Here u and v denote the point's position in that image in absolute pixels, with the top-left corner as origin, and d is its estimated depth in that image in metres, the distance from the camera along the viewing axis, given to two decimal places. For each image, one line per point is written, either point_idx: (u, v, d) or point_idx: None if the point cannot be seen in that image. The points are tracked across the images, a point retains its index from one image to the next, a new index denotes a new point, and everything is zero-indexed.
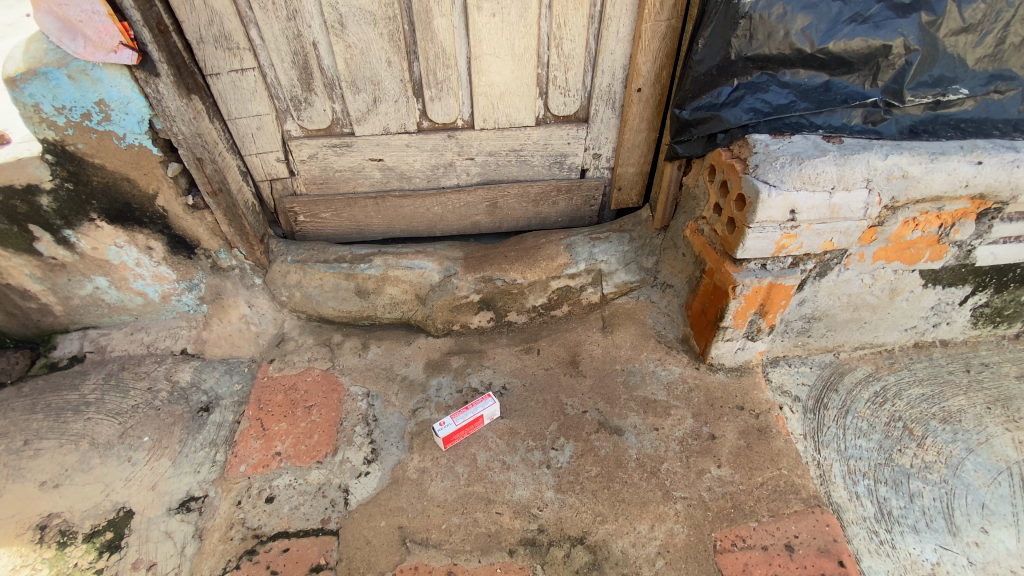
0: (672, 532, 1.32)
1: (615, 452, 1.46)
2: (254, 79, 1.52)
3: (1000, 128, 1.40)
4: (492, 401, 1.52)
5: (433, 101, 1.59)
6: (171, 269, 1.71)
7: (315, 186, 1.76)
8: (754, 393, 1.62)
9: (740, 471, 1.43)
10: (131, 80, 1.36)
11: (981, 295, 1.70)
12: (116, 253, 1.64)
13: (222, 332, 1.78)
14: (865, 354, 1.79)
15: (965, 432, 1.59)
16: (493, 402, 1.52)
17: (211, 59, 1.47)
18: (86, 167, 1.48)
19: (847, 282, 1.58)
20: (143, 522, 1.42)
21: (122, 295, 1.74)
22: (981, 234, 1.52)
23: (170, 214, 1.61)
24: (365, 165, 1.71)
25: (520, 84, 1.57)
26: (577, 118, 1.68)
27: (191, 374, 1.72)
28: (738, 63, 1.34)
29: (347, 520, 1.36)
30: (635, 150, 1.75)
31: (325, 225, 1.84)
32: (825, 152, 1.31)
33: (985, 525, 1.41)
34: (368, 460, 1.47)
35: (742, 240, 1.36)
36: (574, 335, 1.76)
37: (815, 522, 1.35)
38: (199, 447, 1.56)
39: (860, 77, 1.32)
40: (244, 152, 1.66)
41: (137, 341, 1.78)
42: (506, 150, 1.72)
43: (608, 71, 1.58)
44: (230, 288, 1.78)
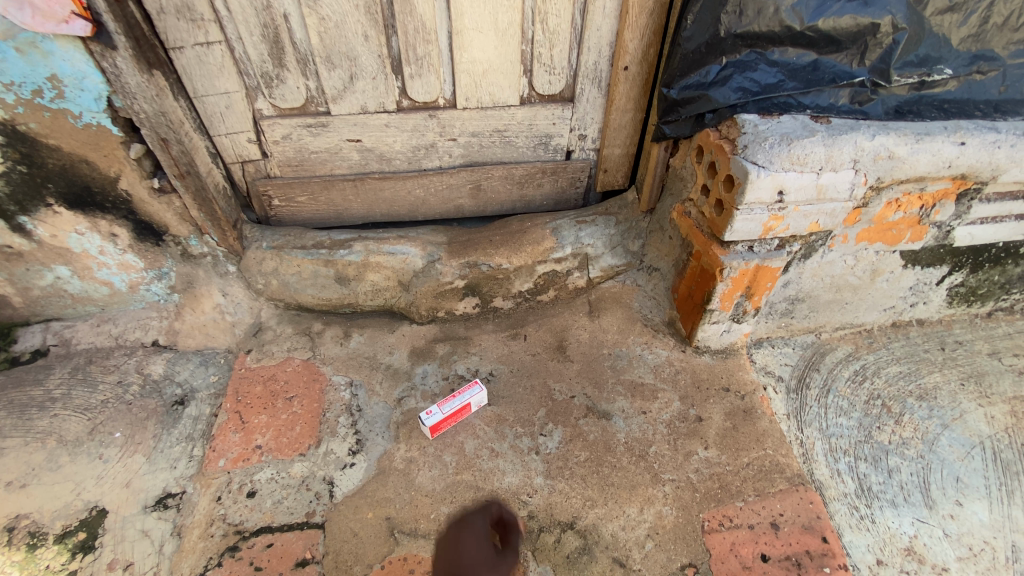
0: (661, 515, 1.33)
1: (603, 437, 1.45)
2: (220, 54, 1.43)
3: (981, 108, 1.40)
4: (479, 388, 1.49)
5: (413, 78, 1.52)
6: (138, 257, 1.62)
7: (290, 169, 1.68)
8: (739, 374, 1.63)
9: (726, 452, 1.45)
10: (86, 54, 1.25)
11: (957, 275, 1.74)
12: (78, 241, 1.55)
13: (196, 322, 1.71)
14: (845, 334, 1.82)
15: (941, 408, 1.63)
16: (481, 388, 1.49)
17: (173, 31, 1.37)
18: (39, 148, 1.38)
19: (830, 263, 1.59)
20: (118, 521, 1.36)
21: (87, 285, 1.65)
22: (959, 215, 1.54)
23: (134, 198, 1.52)
24: (343, 146, 1.64)
25: (503, 60, 1.52)
26: (562, 97, 1.63)
27: (164, 367, 1.65)
28: (727, 41, 1.31)
29: (332, 512, 1.33)
30: (622, 131, 1.71)
31: (301, 209, 1.77)
32: (814, 133, 1.29)
33: (959, 498, 1.45)
34: (353, 452, 1.44)
35: (730, 222, 1.35)
36: (561, 320, 1.74)
37: (799, 501, 1.37)
38: (175, 442, 1.50)
39: (847, 56, 1.31)
40: (214, 133, 1.58)
41: (104, 333, 1.69)
42: (489, 130, 1.67)
43: (594, 48, 1.53)
44: (202, 276, 1.70)
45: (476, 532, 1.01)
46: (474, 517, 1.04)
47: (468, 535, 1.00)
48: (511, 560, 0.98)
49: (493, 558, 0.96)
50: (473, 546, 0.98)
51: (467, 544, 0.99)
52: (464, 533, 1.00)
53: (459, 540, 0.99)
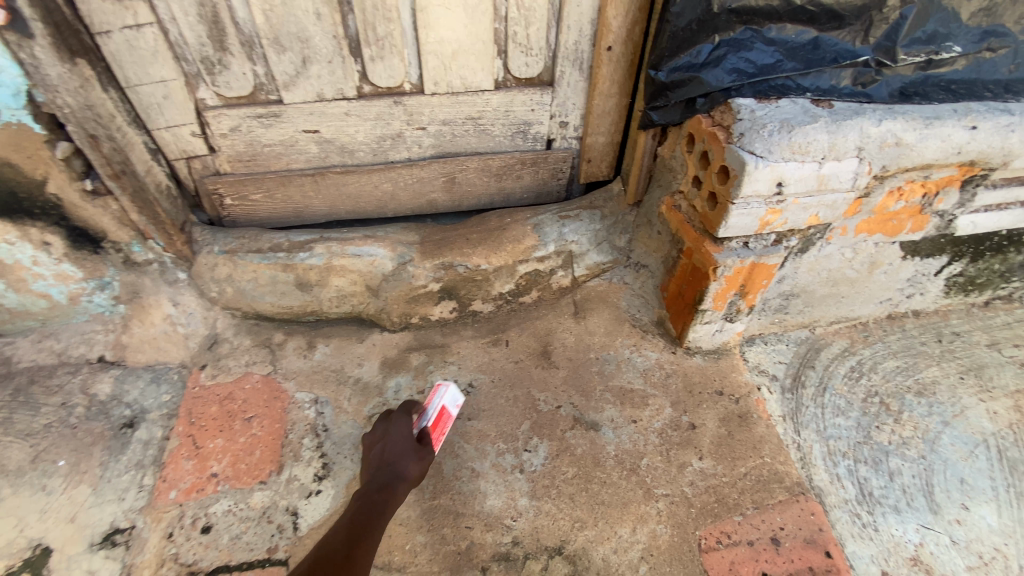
0: (655, 534, 1.24)
1: (592, 450, 1.35)
2: (153, 37, 1.26)
3: (991, 89, 1.30)
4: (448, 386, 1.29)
5: (374, 61, 1.37)
6: (77, 266, 1.45)
7: (241, 164, 1.52)
8: (733, 376, 1.54)
9: (722, 462, 1.36)
10: (4, 46, 1.09)
11: (956, 264, 1.66)
12: (7, 251, 1.37)
13: (144, 335, 1.55)
14: (840, 328, 1.74)
15: (941, 405, 1.57)
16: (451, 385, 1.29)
17: (97, 13, 1.21)
18: None
19: (828, 257, 1.50)
20: (63, 561, 1.23)
21: (22, 299, 1.47)
22: (963, 203, 1.46)
23: (64, 203, 1.35)
24: (299, 138, 1.49)
25: (474, 41, 1.37)
26: (540, 81, 1.50)
27: (111, 386, 1.49)
28: (721, 17, 1.18)
29: (297, 547, 1.22)
30: (605, 117, 1.58)
31: (256, 208, 1.62)
32: (816, 118, 1.18)
33: (965, 502, 1.39)
34: (318, 477, 1.32)
35: (725, 217, 1.24)
36: (544, 323, 1.62)
37: (800, 512, 1.29)
38: (123, 470, 1.36)
39: (850, 33, 1.20)
40: (152, 126, 1.41)
41: (47, 350, 1.52)
42: (462, 117, 1.52)
43: (574, 26, 1.39)
44: (150, 285, 1.54)
45: (397, 425, 1.23)
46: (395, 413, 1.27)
47: (393, 430, 1.22)
48: (429, 445, 1.21)
49: (415, 445, 1.19)
50: (399, 436, 1.20)
51: (395, 432, 1.21)
52: (394, 425, 1.24)
53: (390, 437, 1.21)
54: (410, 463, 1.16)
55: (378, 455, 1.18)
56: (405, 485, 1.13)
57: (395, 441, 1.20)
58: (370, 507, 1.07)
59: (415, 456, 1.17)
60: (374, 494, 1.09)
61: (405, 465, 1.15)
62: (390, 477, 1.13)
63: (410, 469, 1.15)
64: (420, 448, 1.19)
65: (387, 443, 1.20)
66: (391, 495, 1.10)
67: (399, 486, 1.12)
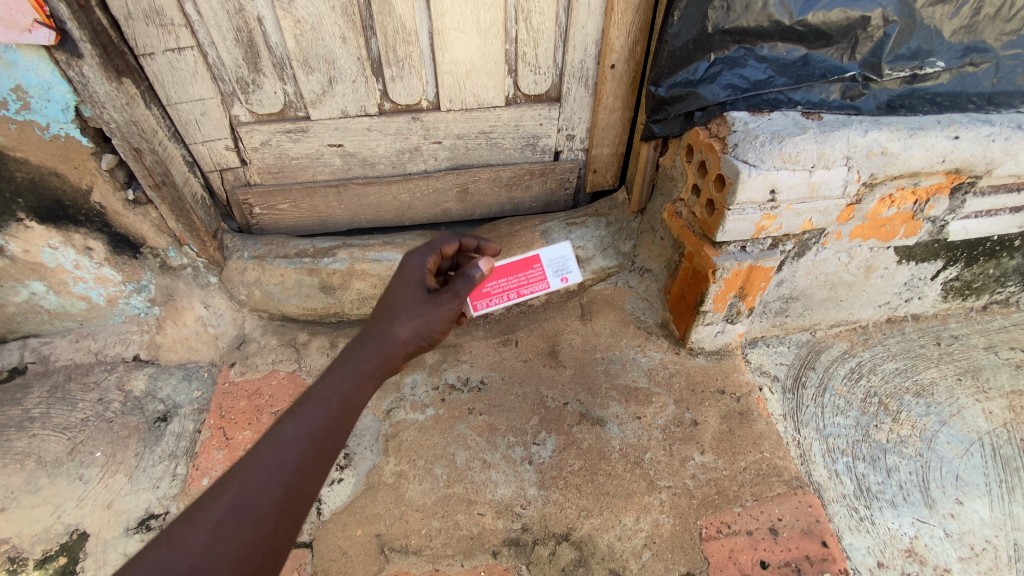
0: (657, 523, 1.30)
1: (598, 444, 1.42)
2: (193, 60, 1.38)
3: (974, 101, 1.38)
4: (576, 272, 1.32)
5: (394, 80, 1.48)
6: (116, 270, 1.57)
7: (270, 175, 1.63)
8: (734, 376, 1.60)
9: (723, 456, 1.42)
10: (51, 63, 1.21)
11: (952, 269, 1.72)
12: (52, 255, 1.50)
13: (177, 335, 1.66)
14: (841, 331, 1.80)
15: (938, 405, 1.61)
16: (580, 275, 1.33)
17: (142, 37, 1.32)
18: (7, 161, 1.33)
19: (824, 261, 1.57)
20: (99, 545, 1.32)
21: (62, 300, 1.60)
22: (954, 209, 1.52)
23: (108, 211, 1.47)
24: (324, 151, 1.60)
25: (486, 61, 1.48)
26: (548, 97, 1.60)
27: (145, 383, 1.60)
28: (715, 37, 1.27)
29: (320, 531, 1.30)
30: (610, 130, 1.68)
31: (283, 217, 1.73)
32: (805, 130, 1.26)
33: (959, 497, 1.44)
34: (340, 466, 1.41)
35: (722, 222, 1.32)
36: (552, 324, 1.70)
37: (798, 505, 1.35)
38: (157, 460, 1.46)
39: (838, 50, 1.28)
40: (189, 141, 1.53)
41: (83, 349, 1.64)
42: (475, 132, 1.62)
43: (579, 46, 1.49)
44: (183, 288, 1.65)
45: (404, 282, 1.10)
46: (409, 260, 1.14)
47: (400, 284, 1.10)
48: (437, 299, 1.07)
49: (417, 302, 1.07)
50: (409, 289, 1.09)
51: (399, 289, 1.09)
52: (410, 268, 1.13)
53: (402, 279, 1.12)
54: (407, 326, 1.05)
55: (382, 305, 1.09)
56: (397, 349, 1.04)
57: (399, 296, 1.08)
58: (334, 421, 0.92)
59: (415, 320, 1.05)
60: (364, 356, 1.01)
61: (400, 326, 1.05)
62: (382, 339, 1.03)
63: (401, 330, 1.04)
64: (425, 306, 1.06)
65: (396, 287, 1.10)
66: (374, 362, 1.01)
67: (386, 356, 1.02)
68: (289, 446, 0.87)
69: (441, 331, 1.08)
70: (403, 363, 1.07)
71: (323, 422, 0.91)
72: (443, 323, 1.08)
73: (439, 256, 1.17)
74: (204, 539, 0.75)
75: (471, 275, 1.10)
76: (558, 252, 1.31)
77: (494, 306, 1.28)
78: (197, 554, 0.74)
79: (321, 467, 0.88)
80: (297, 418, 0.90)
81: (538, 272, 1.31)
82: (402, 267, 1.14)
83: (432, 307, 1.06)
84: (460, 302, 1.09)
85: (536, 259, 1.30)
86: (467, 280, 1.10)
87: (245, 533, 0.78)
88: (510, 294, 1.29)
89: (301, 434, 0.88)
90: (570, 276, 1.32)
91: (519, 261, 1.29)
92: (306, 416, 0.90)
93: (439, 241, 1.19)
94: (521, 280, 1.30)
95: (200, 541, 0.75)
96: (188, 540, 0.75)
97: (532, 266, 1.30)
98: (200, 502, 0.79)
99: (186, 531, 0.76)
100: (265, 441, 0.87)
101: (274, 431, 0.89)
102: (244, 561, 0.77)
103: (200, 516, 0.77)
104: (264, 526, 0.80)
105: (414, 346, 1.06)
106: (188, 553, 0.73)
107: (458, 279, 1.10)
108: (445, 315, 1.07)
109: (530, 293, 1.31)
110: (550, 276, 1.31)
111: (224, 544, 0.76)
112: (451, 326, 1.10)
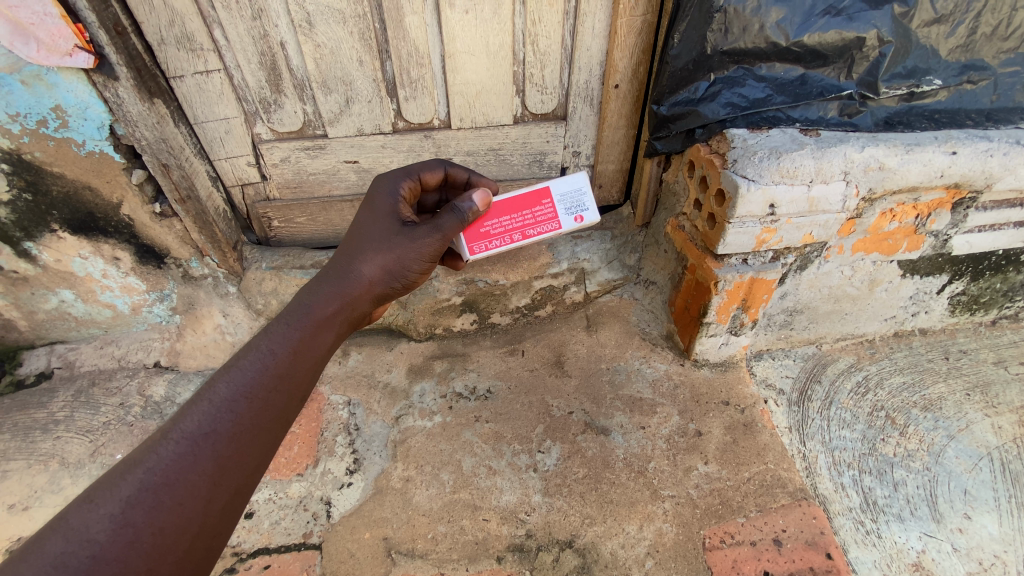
0: (660, 532, 1.31)
1: (602, 453, 1.44)
2: (220, 82, 1.47)
3: (972, 118, 1.41)
4: (590, 210, 1.30)
5: (407, 100, 1.55)
6: (141, 279, 1.65)
7: (289, 191, 1.71)
8: (739, 388, 1.61)
9: (727, 467, 1.43)
10: (89, 85, 1.30)
11: (958, 283, 1.72)
12: (81, 265, 1.58)
13: (197, 343, 1.73)
14: (847, 345, 1.80)
15: (946, 419, 1.60)
16: (594, 214, 1.31)
17: (174, 61, 1.41)
18: (44, 176, 1.41)
19: (827, 274, 1.59)
20: None
21: (89, 308, 1.68)
22: (956, 224, 1.54)
23: (136, 223, 1.55)
24: (340, 167, 1.67)
25: (495, 82, 1.55)
26: (555, 116, 1.66)
27: (165, 389, 1.66)
28: (714, 58, 1.32)
29: (330, 533, 1.33)
30: (615, 147, 1.73)
31: (300, 229, 1.80)
32: (803, 146, 1.30)
33: (968, 511, 1.43)
34: (350, 471, 1.45)
35: (723, 235, 1.36)
36: (558, 335, 1.74)
37: (802, 516, 1.35)
38: None
39: (835, 70, 1.32)
40: (213, 157, 1.61)
41: (107, 355, 1.71)
42: (484, 149, 1.68)
43: (585, 67, 1.55)
44: (203, 297, 1.72)
45: (376, 216, 1.17)
46: (382, 193, 1.20)
47: (371, 219, 1.17)
48: (406, 233, 1.14)
49: (387, 236, 1.14)
50: (381, 222, 1.16)
51: (372, 223, 1.16)
52: (383, 200, 1.19)
53: (373, 213, 1.18)
54: (373, 264, 1.12)
55: (352, 236, 1.16)
56: (356, 290, 1.10)
57: (369, 230, 1.15)
58: (274, 385, 0.94)
59: (381, 258, 1.12)
60: (325, 297, 1.07)
61: (364, 265, 1.11)
62: (347, 277, 1.10)
63: (367, 270, 1.11)
64: (392, 241, 1.13)
65: (367, 220, 1.17)
66: (330, 308, 1.06)
67: (340, 301, 1.08)
68: (216, 411, 0.88)
69: (412, 269, 1.15)
70: (363, 306, 1.12)
71: (255, 383, 0.92)
72: (413, 262, 1.15)
73: (414, 185, 1.25)
74: (106, 526, 0.74)
75: (464, 209, 1.18)
76: (572, 188, 1.30)
77: (493, 248, 1.28)
78: (99, 541, 0.73)
79: (254, 432, 0.89)
80: (229, 379, 0.91)
81: (548, 209, 1.30)
82: (376, 198, 1.20)
83: (403, 242, 1.13)
84: (438, 237, 1.16)
85: (547, 195, 1.29)
86: (453, 216, 1.17)
87: (157, 514, 0.78)
88: (512, 235, 1.29)
89: (231, 397, 0.90)
90: (583, 215, 1.30)
91: (526, 199, 1.29)
92: (238, 376, 0.92)
93: (418, 168, 1.26)
94: (526, 220, 1.29)
95: (104, 528, 0.74)
96: (89, 525, 0.74)
97: (542, 203, 1.30)
98: (107, 481, 0.79)
99: (87, 514, 0.75)
100: (189, 409, 0.87)
101: (202, 396, 0.90)
102: (160, 544, 0.77)
103: (105, 496, 0.77)
104: (185, 503, 0.80)
105: (378, 286, 1.13)
106: (90, 540, 0.73)
107: (446, 215, 1.17)
108: (412, 252, 1.14)
109: (537, 233, 1.30)
110: (562, 214, 1.30)
111: (134, 527, 0.76)
112: (424, 264, 1.17)
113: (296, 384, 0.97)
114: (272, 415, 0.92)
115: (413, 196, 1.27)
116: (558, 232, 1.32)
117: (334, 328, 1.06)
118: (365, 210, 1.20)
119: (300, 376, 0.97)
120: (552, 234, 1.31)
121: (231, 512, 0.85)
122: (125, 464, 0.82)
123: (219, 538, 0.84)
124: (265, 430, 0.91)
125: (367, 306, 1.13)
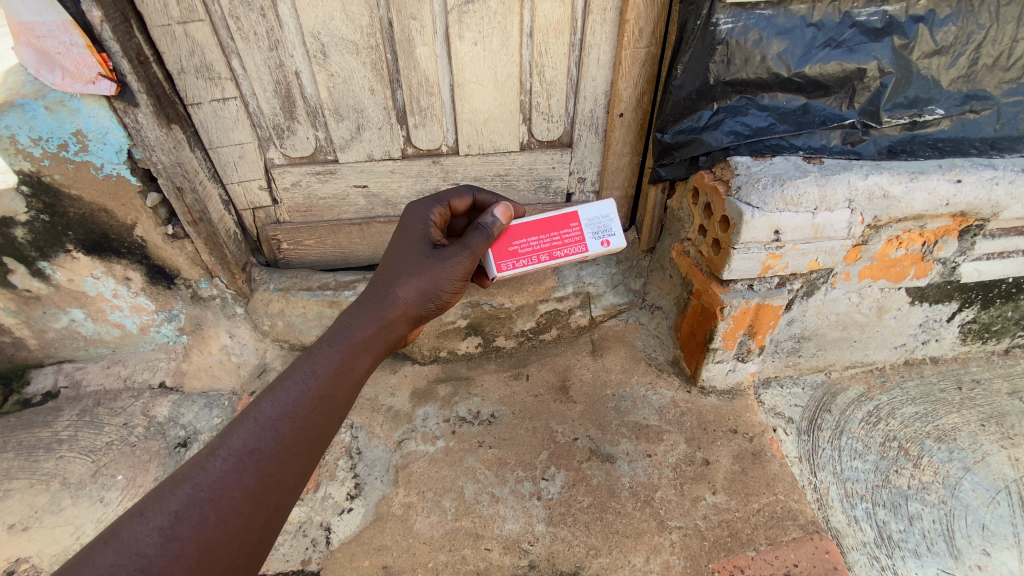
0: (667, 565, 1.28)
1: (607, 481, 1.42)
2: (235, 108, 1.51)
3: (977, 146, 1.42)
4: (618, 237, 1.30)
5: (416, 128, 1.59)
6: (150, 300, 1.67)
7: (299, 214, 1.74)
8: (747, 416, 1.58)
9: (736, 497, 1.39)
10: (110, 111, 1.34)
11: (968, 311, 1.70)
12: (93, 285, 1.61)
13: (202, 363, 1.74)
14: (856, 373, 1.77)
15: (961, 451, 1.56)
16: (620, 240, 1.31)
17: (192, 89, 1.45)
18: (62, 198, 1.45)
19: (835, 301, 1.58)
20: None
21: (99, 328, 1.70)
22: (964, 251, 1.53)
23: (148, 244, 1.58)
24: (350, 192, 1.70)
25: (503, 110, 1.58)
26: (560, 143, 1.69)
27: (169, 409, 1.66)
28: (717, 88, 1.35)
29: (328, 561, 1.31)
30: (619, 174, 1.75)
31: (308, 252, 1.82)
32: (806, 173, 1.31)
33: (986, 547, 1.39)
34: (351, 496, 1.43)
35: (728, 261, 1.36)
36: (563, 359, 1.74)
37: (814, 550, 1.31)
38: None
39: (836, 99, 1.35)
40: (226, 181, 1.64)
41: (113, 375, 1.72)
42: (491, 175, 1.71)
43: (589, 97, 1.59)
44: (211, 318, 1.74)
45: (411, 239, 1.19)
46: (415, 217, 1.23)
47: (406, 243, 1.19)
48: (438, 253, 1.15)
49: (420, 258, 1.15)
50: (412, 246, 1.18)
51: (406, 247, 1.18)
52: (416, 226, 1.21)
53: (406, 239, 1.20)
54: (409, 287, 1.13)
55: (388, 262, 1.17)
56: (393, 313, 1.11)
57: (404, 254, 1.17)
58: (316, 405, 0.94)
59: (416, 280, 1.13)
60: (362, 320, 1.07)
61: (401, 288, 1.12)
62: (383, 300, 1.11)
63: (401, 291, 1.12)
64: (426, 264, 1.14)
65: (402, 246, 1.19)
66: (370, 330, 1.07)
67: (379, 323, 1.08)
68: (261, 430, 0.88)
69: (446, 288, 1.16)
70: (400, 328, 1.12)
71: (298, 403, 0.93)
72: (446, 282, 1.15)
73: (445, 210, 1.26)
74: (155, 539, 0.75)
75: (487, 226, 1.18)
76: (599, 214, 1.31)
77: (521, 266, 1.28)
78: (148, 555, 0.74)
79: (295, 451, 0.90)
80: (274, 398, 0.92)
81: (576, 232, 1.30)
82: (409, 223, 1.22)
83: (436, 263, 1.14)
84: (468, 257, 1.16)
85: (575, 219, 1.30)
86: (479, 233, 1.17)
87: (202, 529, 0.78)
88: (539, 256, 1.29)
89: (275, 415, 0.90)
90: (610, 240, 1.31)
91: (554, 221, 1.29)
92: (283, 396, 0.92)
93: (448, 195, 1.28)
94: (554, 241, 1.29)
95: (153, 541, 0.75)
96: (139, 539, 0.75)
97: (570, 226, 1.30)
98: (156, 496, 0.80)
99: (136, 528, 0.75)
100: (234, 428, 0.88)
101: (247, 414, 0.91)
102: (202, 561, 0.77)
103: (154, 510, 0.78)
104: (229, 519, 0.80)
105: (414, 308, 1.13)
106: (139, 553, 0.73)
107: (471, 234, 1.17)
108: (445, 274, 1.15)
109: (564, 254, 1.30)
110: (589, 237, 1.30)
111: (181, 542, 0.76)
112: (456, 283, 1.17)
113: (335, 405, 0.97)
114: (313, 434, 0.93)
115: (443, 222, 1.28)
116: (584, 255, 1.32)
117: (371, 350, 1.07)
118: (400, 237, 1.22)
119: (339, 397, 0.98)
120: (579, 258, 1.31)
121: (269, 531, 0.85)
122: (172, 479, 0.82)
123: (256, 556, 0.84)
124: (306, 450, 0.91)
125: (404, 327, 1.14)
